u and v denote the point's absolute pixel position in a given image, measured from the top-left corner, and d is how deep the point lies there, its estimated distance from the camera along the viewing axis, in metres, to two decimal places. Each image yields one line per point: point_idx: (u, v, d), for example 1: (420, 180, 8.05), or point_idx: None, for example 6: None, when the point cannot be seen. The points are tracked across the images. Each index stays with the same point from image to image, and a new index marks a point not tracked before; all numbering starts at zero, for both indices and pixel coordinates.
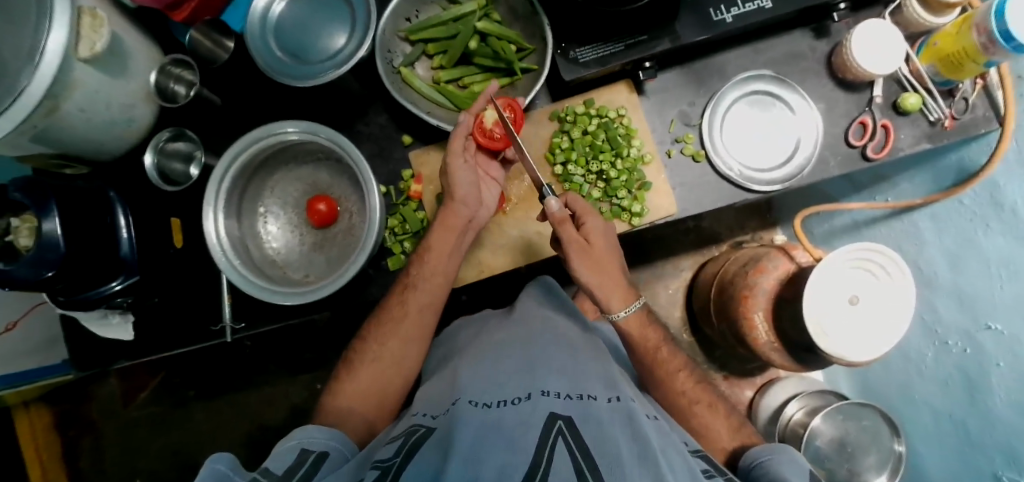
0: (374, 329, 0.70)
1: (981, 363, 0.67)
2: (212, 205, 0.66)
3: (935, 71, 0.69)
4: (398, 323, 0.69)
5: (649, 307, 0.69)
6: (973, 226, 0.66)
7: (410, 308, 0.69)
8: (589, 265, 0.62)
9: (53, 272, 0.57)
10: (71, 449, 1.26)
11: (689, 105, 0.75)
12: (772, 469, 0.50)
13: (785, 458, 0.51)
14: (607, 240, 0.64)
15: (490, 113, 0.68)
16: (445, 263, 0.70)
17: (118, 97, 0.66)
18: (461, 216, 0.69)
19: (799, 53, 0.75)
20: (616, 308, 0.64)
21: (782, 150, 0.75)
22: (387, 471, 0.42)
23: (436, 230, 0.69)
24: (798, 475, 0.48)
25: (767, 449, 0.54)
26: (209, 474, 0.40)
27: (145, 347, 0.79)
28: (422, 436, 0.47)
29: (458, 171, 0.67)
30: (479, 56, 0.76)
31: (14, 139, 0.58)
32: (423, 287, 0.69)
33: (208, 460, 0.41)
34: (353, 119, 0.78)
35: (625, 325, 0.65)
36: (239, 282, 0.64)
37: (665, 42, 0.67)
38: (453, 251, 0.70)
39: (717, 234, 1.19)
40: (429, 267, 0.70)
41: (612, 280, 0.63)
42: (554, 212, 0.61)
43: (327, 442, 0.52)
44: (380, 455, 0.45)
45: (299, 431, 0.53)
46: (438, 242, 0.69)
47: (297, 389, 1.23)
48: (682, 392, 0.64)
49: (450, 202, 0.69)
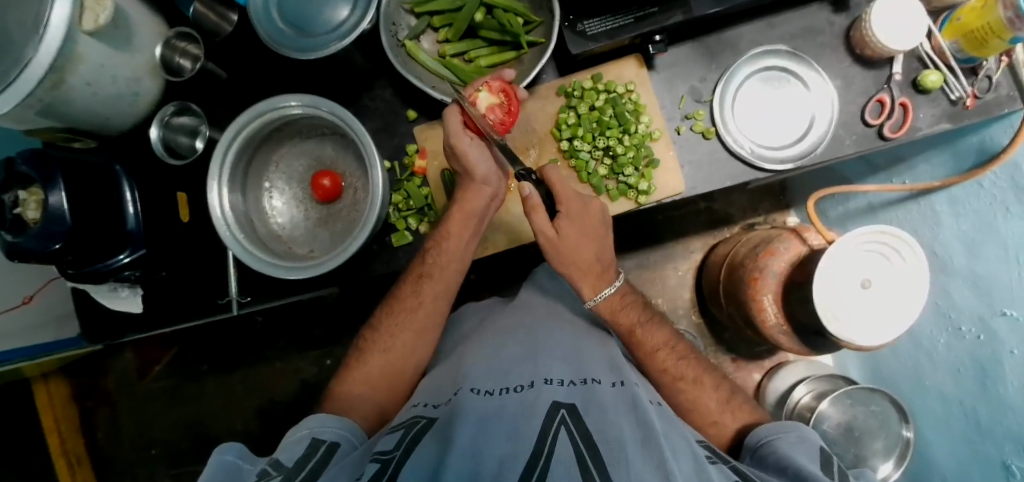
0: (386, 318, 0.71)
1: (995, 349, 0.65)
2: (216, 179, 0.66)
3: (958, 47, 0.66)
4: (413, 312, 0.69)
5: (629, 286, 0.72)
6: (993, 211, 0.64)
7: (425, 297, 0.69)
8: (557, 256, 0.65)
9: (61, 245, 0.57)
10: (89, 420, 1.29)
11: (700, 80, 0.73)
12: (785, 447, 0.49)
13: (796, 437, 0.51)
14: (579, 226, 0.65)
15: (484, 95, 0.66)
16: (464, 249, 0.70)
17: (123, 71, 0.66)
18: (482, 197, 0.67)
19: (816, 28, 0.72)
20: (587, 296, 0.67)
21: (795, 128, 0.73)
22: (387, 465, 0.42)
23: (454, 212, 0.68)
24: (807, 455, 0.48)
25: (776, 426, 0.53)
26: (217, 464, 0.45)
27: (155, 320, 0.80)
28: (423, 428, 0.48)
29: (467, 150, 0.64)
30: (485, 29, 0.74)
31: (20, 113, 0.58)
32: (444, 276, 0.69)
33: (216, 451, 0.46)
34: (358, 94, 0.77)
35: (607, 304, 0.68)
36: (244, 256, 0.65)
37: (677, 14, 0.64)
38: (470, 233, 0.69)
39: (728, 215, 1.17)
40: (445, 254, 0.69)
41: (585, 271, 0.66)
42: (530, 198, 0.63)
43: (340, 432, 0.53)
44: (381, 447, 0.45)
45: (310, 420, 0.54)
46: (456, 229, 0.68)
47: (308, 364, 1.24)
48: (681, 375, 0.63)
49: (469, 184, 0.67)
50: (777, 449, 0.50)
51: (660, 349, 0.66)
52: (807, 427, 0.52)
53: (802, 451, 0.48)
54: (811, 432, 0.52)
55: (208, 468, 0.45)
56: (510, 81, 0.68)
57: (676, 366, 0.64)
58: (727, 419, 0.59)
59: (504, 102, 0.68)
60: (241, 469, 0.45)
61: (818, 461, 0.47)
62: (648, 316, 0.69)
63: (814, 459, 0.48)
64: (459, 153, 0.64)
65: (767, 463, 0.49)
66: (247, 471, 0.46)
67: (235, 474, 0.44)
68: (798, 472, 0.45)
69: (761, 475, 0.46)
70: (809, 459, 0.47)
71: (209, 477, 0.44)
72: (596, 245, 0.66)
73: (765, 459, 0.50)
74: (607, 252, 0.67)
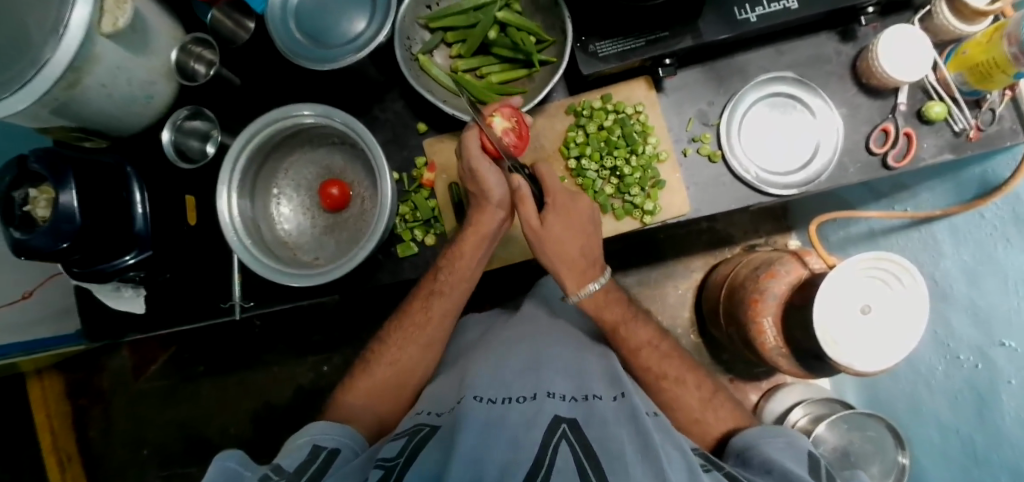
0: (394, 332, 0.71)
1: (992, 378, 0.66)
2: (226, 184, 0.67)
3: (962, 80, 0.67)
4: (422, 328, 0.70)
5: (613, 285, 0.71)
6: (993, 240, 0.65)
7: (434, 313, 0.70)
8: (555, 246, 0.65)
9: (70, 244, 0.57)
10: (82, 418, 1.28)
11: (708, 104, 0.74)
12: (770, 451, 0.50)
13: (783, 442, 0.51)
14: (564, 221, 0.66)
15: (499, 120, 0.65)
16: (474, 267, 0.70)
17: (138, 74, 0.67)
18: (495, 219, 0.67)
19: (824, 57, 0.73)
20: (571, 290, 0.67)
21: (800, 154, 0.73)
22: (390, 472, 0.42)
23: (467, 234, 0.68)
24: (798, 462, 0.48)
25: (762, 431, 0.54)
26: (218, 470, 0.45)
27: (156, 321, 0.80)
28: (426, 435, 0.48)
29: (486, 175, 0.65)
30: (498, 46, 0.75)
31: (35, 111, 0.59)
32: (454, 294, 0.70)
33: (217, 458, 0.46)
34: (369, 105, 0.78)
35: (592, 309, 0.68)
36: (251, 262, 0.65)
37: (688, 39, 0.66)
38: (482, 254, 0.69)
39: (729, 236, 1.18)
40: (457, 272, 0.69)
41: (574, 262, 0.66)
42: (518, 188, 0.64)
43: (341, 439, 0.53)
44: (385, 453, 0.46)
45: (311, 427, 0.54)
46: (468, 249, 0.68)
47: (304, 370, 1.24)
48: (664, 375, 0.63)
49: (484, 206, 0.67)
50: (763, 451, 0.50)
51: (642, 348, 0.66)
52: (798, 435, 0.52)
53: (790, 456, 0.49)
54: (800, 437, 0.53)
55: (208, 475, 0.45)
56: (517, 108, 0.68)
57: (659, 364, 0.64)
58: (709, 417, 0.60)
59: (516, 130, 0.67)
60: (241, 476, 0.45)
61: (807, 465, 0.48)
62: (630, 314, 0.70)
63: (803, 466, 0.47)
64: (477, 176, 0.65)
65: (752, 464, 0.50)
66: (247, 479, 0.45)
67: (236, 478, 0.44)
68: (785, 473, 0.45)
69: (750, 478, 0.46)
70: (798, 465, 0.47)
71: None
72: (582, 241, 0.66)
73: (750, 461, 0.50)
74: (596, 250, 0.68)
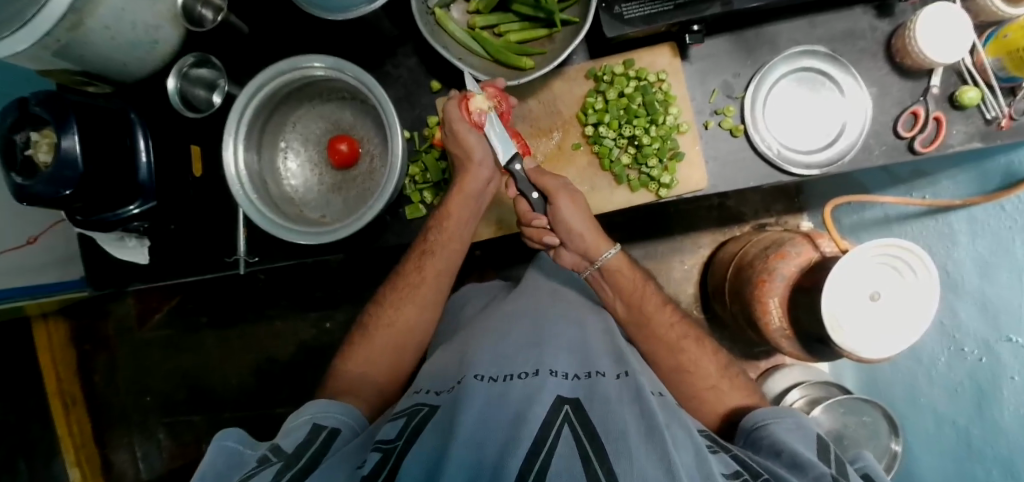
0: (389, 293, 0.70)
1: (995, 372, 0.65)
2: (233, 135, 0.65)
3: (1000, 65, 0.64)
4: (416, 288, 0.68)
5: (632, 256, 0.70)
6: (1011, 234, 0.63)
7: (428, 272, 0.68)
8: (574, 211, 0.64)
9: (71, 191, 0.56)
10: (85, 364, 1.29)
11: (733, 75, 0.71)
12: (778, 432, 0.50)
13: (793, 423, 0.51)
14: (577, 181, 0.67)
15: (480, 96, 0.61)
16: (464, 228, 0.68)
17: (143, 17, 0.63)
18: (479, 181, 0.65)
19: (857, 32, 0.70)
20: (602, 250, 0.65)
21: (825, 133, 0.71)
22: (389, 455, 0.42)
23: (451, 196, 0.65)
24: (807, 444, 0.48)
25: (772, 411, 0.54)
26: (218, 449, 0.47)
27: (158, 272, 0.79)
28: (426, 416, 0.47)
29: (466, 138, 0.62)
30: (518, 3, 0.71)
31: (36, 53, 0.57)
32: (445, 255, 0.68)
33: (216, 438, 0.48)
34: (382, 59, 0.76)
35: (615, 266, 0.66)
36: (256, 216, 0.64)
37: (716, 6, 0.62)
38: (469, 214, 0.67)
39: (740, 213, 1.17)
40: (448, 233, 0.67)
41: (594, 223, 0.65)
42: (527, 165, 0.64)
43: (340, 418, 0.54)
44: (384, 435, 0.46)
45: (311, 406, 0.55)
46: (458, 208, 0.65)
47: (307, 326, 1.25)
48: (665, 349, 0.63)
49: (467, 167, 0.64)
50: (773, 433, 0.50)
51: (642, 320, 0.66)
52: (805, 414, 0.53)
53: (799, 438, 0.49)
54: (806, 419, 0.53)
55: (210, 454, 0.47)
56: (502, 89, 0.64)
57: (672, 345, 0.64)
58: (724, 385, 0.61)
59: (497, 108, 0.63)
60: (242, 453, 0.47)
61: (813, 449, 0.48)
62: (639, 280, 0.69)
63: (812, 447, 0.48)
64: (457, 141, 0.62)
65: (761, 445, 0.50)
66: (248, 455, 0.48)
67: (237, 459, 0.46)
68: (795, 458, 0.45)
69: (758, 460, 0.46)
70: (806, 448, 0.47)
71: (213, 462, 0.46)
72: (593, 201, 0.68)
73: (760, 442, 0.50)
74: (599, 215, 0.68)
